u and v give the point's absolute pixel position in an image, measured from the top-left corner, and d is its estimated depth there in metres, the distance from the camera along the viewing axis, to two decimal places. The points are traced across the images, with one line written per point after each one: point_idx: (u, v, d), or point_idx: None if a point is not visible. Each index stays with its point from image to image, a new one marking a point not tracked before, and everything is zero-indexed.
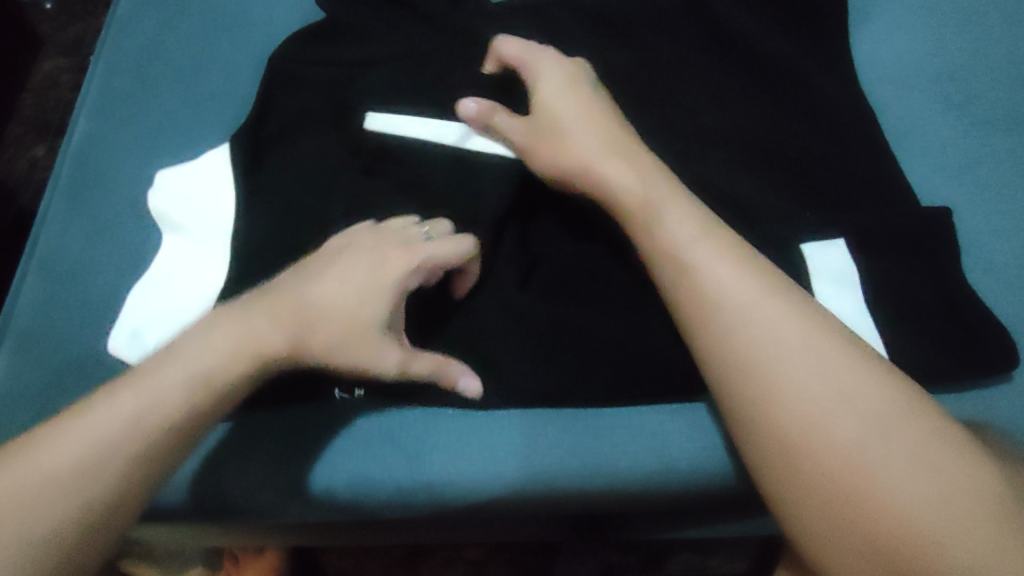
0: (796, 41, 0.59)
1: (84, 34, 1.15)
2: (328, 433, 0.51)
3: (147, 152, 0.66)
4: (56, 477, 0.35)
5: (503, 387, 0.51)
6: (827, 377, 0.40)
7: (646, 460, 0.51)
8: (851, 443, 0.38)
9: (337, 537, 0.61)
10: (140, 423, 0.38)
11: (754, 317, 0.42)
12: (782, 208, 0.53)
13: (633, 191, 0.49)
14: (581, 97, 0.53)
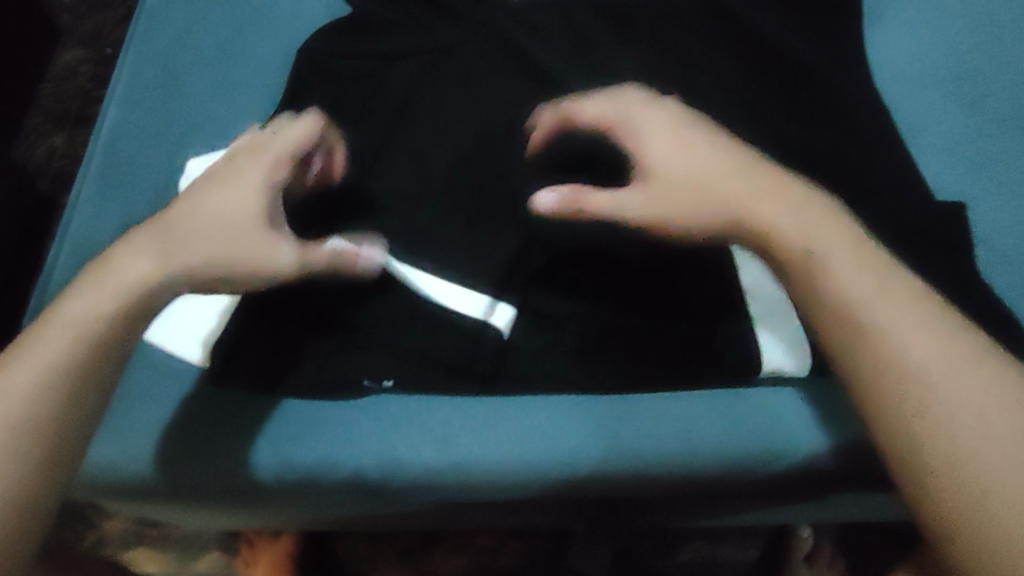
0: (811, 37, 0.60)
1: (103, 25, 1.25)
2: (356, 417, 0.52)
3: (173, 143, 0.69)
4: None
5: (528, 381, 0.51)
6: (932, 339, 0.40)
7: (668, 448, 0.50)
8: (948, 405, 0.39)
9: (370, 514, 0.64)
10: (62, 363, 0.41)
11: (851, 273, 0.42)
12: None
13: (793, 232, 0.44)
14: (657, 114, 0.48)
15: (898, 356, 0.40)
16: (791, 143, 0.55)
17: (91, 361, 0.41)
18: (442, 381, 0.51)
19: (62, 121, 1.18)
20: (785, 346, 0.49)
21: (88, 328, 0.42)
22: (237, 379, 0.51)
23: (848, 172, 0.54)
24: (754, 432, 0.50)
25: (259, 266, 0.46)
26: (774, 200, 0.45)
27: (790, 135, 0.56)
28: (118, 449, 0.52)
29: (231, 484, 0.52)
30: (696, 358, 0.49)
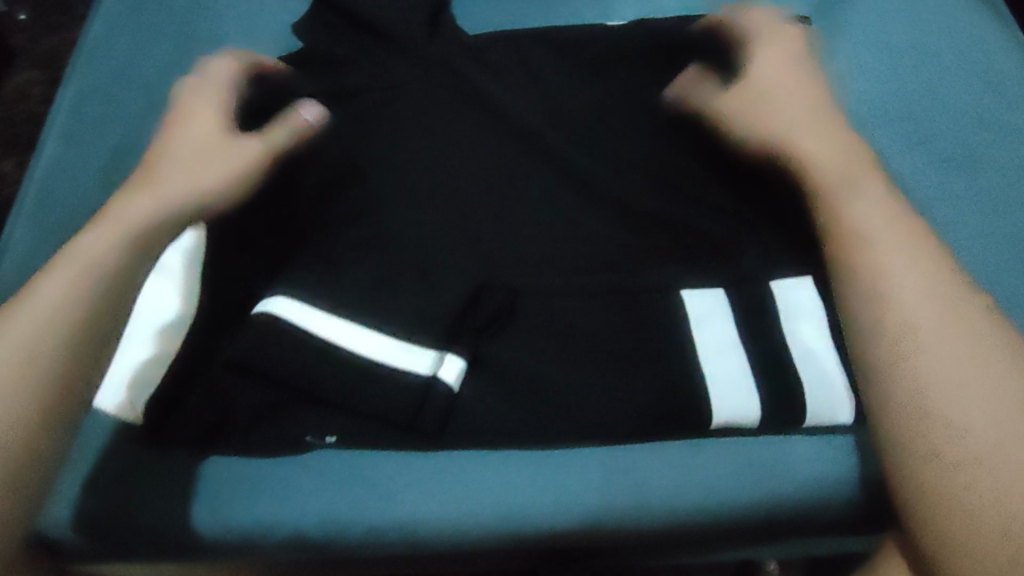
0: None
1: (58, 47, 1.21)
2: (298, 473, 0.50)
3: (112, 179, 0.66)
4: (25, 346, 0.39)
5: (477, 434, 0.49)
6: (927, 286, 0.38)
7: (616, 499, 0.49)
8: (929, 315, 0.37)
9: None
10: (75, 298, 0.41)
11: (869, 200, 0.42)
12: (748, 240, 0.52)
13: (818, 145, 0.46)
14: (787, 67, 0.51)
15: (893, 287, 0.38)
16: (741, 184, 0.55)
17: (106, 293, 0.42)
18: (388, 438, 0.49)
19: (10, 146, 1.14)
20: (735, 394, 0.48)
21: (119, 239, 0.45)
22: (174, 437, 0.49)
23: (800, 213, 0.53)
24: (710, 482, 0.49)
25: (230, 180, 0.51)
26: (812, 127, 0.47)
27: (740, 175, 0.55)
28: None
29: (165, 548, 0.49)
30: (654, 418, 0.48)
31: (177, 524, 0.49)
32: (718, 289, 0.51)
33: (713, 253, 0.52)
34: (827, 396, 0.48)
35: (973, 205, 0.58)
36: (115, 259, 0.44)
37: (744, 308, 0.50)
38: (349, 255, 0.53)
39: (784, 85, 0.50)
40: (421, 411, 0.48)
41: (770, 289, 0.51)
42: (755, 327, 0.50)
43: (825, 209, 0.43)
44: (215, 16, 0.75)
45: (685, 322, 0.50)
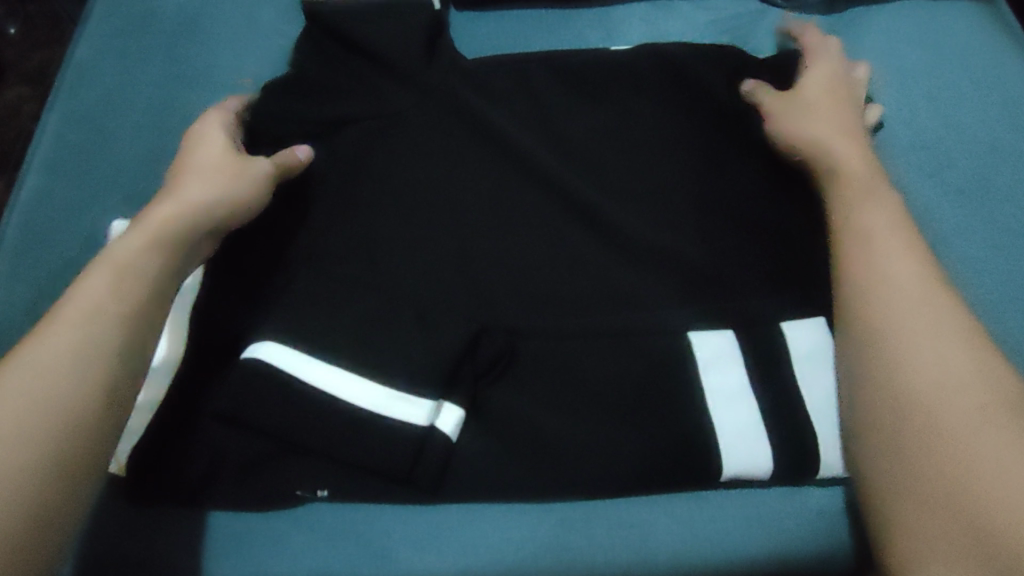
0: None
1: (50, 62, 1.19)
2: (287, 527, 0.48)
3: (95, 211, 0.63)
4: (74, 349, 0.38)
5: (475, 485, 0.47)
6: (917, 298, 0.39)
7: (623, 555, 0.46)
8: (909, 304, 0.39)
9: None
10: (119, 296, 0.41)
11: (878, 213, 0.44)
12: (758, 280, 0.50)
13: (851, 164, 0.49)
14: (838, 94, 0.54)
15: (887, 289, 0.40)
16: (749, 220, 0.53)
17: (154, 290, 0.43)
18: (384, 491, 0.47)
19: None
20: (747, 443, 0.46)
21: (151, 246, 0.44)
22: (160, 492, 0.47)
23: (812, 251, 0.51)
24: (721, 537, 0.47)
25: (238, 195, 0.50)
26: (846, 147, 0.50)
27: (749, 210, 0.53)
28: None
29: None
30: (664, 469, 0.46)
31: None
32: (726, 329, 0.49)
33: (721, 292, 0.50)
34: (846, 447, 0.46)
35: (988, 240, 0.56)
36: (152, 263, 0.44)
37: (754, 351, 0.48)
38: (339, 295, 0.49)
39: (815, 111, 0.53)
40: (418, 465, 0.46)
41: (779, 330, 0.49)
42: (766, 371, 0.48)
43: (837, 208, 0.46)
44: (207, 39, 0.72)
45: (694, 366, 0.47)
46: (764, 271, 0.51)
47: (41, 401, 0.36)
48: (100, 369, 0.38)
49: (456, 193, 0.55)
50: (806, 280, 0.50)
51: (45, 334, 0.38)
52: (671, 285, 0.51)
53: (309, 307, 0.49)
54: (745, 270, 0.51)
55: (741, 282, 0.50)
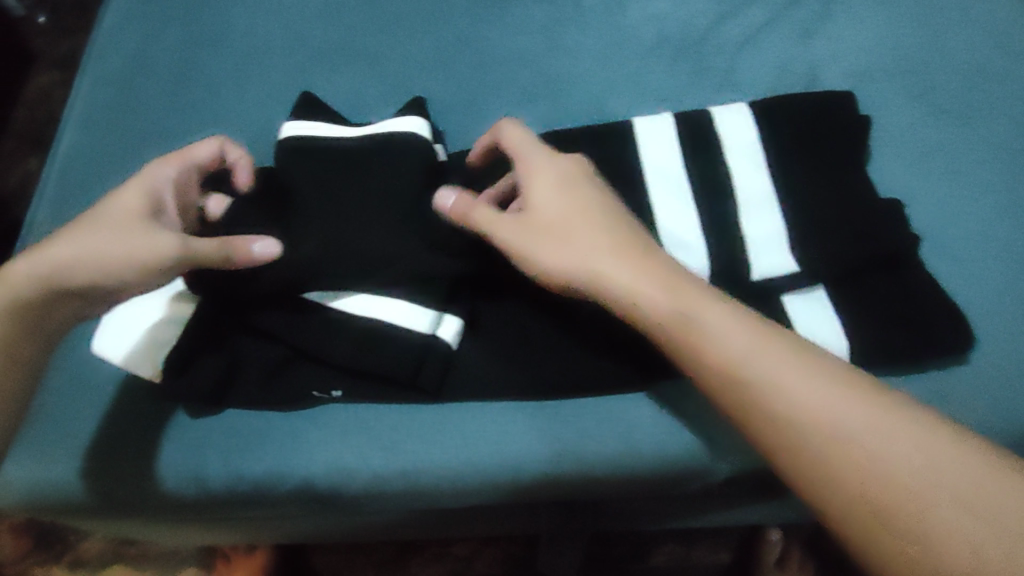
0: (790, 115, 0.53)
1: (75, 47, 1.23)
2: (307, 426, 0.52)
3: (125, 156, 0.66)
4: (145, 254, 0.47)
5: (474, 386, 0.51)
6: (862, 416, 0.39)
7: (611, 450, 0.50)
8: (756, 350, 0.42)
9: (340, 519, 0.65)
10: (129, 262, 0.46)
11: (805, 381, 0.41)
12: (749, 186, 0.51)
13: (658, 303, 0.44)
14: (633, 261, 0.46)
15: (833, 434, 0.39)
16: (738, 130, 0.52)
17: (132, 197, 0.49)
18: (392, 392, 0.52)
19: (33, 142, 1.17)
20: None
21: (122, 195, 0.49)
22: (185, 393, 0.51)
23: (805, 166, 0.51)
24: (702, 430, 0.51)
25: None
26: (701, 309, 0.43)
27: (751, 123, 0.52)
28: (55, 465, 0.53)
29: (186, 494, 0.53)
30: (646, 368, 0.51)
31: (195, 475, 0.52)
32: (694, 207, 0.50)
33: (709, 189, 0.51)
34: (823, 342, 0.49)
35: (974, 154, 0.57)
36: (127, 203, 0.49)
37: (736, 245, 0.49)
38: (337, 214, 0.51)
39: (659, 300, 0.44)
40: (424, 373, 0.50)
41: (753, 222, 0.50)
42: (744, 262, 0.49)
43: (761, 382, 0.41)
44: None
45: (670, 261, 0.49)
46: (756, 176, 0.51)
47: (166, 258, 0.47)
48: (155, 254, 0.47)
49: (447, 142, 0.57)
50: (798, 191, 0.50)
51: (126, 274, 0.47)
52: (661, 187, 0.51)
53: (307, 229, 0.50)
54: (737, 178, 0.51)
55: (733, 185, 0.51)
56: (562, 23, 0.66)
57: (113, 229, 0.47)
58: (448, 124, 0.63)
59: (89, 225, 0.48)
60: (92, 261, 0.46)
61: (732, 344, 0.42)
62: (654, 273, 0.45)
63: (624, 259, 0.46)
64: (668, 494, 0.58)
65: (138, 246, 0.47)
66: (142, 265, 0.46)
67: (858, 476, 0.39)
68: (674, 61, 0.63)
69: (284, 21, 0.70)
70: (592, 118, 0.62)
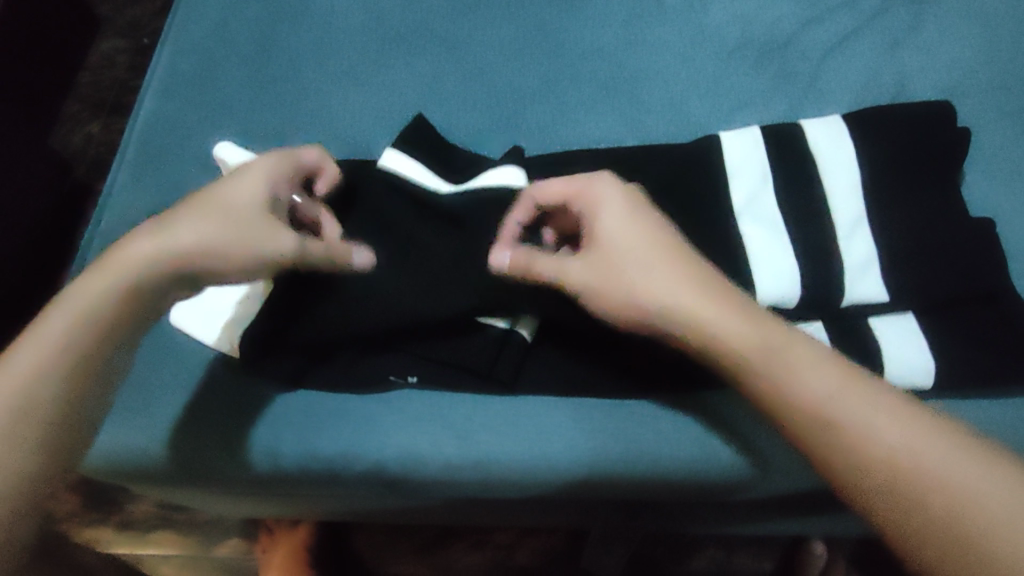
0: (881, 135, 0.51)
1: (140, 17, 1.25)
2: (379, 409, 0.53)
3: (203, 131, 0.67)
4: (275, 245, 0.45)
5: (548, 381, 0.52)
6: (867, 402, 0.39)
7: (681, 452, 0.51)
8: (740, 315, 0.42)
9: (395, 501, 0.66)
10: (257, 252, 0.45)
11: (811, 364, 0.40)
12: (841, 197, 0.49)
13: (653, 267, 0.44)
14: (629, 237, 0.45)
15: (842, 418, 0.39)
16: (831, 139, 0.51)
17: (254, 187, 0.47)
18: (465, 382, 0.52)
19: (95, 109, 1.19)
20: None
21: (239, 185, 0.47)
22: (268, 369, 0.52)
23: (900, 180, 0.49)
24: (771, 441, 0.51)
25: None
26: (704, 297, 0.43)
27: (845, 134, 0.51)
28: (129, 429, 0.54)
29: (256, 465, 0.54)
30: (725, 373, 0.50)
31: (267, 449, 0.53)
32: (786, 230, 0.49)
33: (800, 201, 0.49)
34: (912, 362, 0.47)
35: None
36: (246, 192, 0.47)
37: (828, 257, 0.48)
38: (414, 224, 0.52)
39: (654, 272, 0.44)
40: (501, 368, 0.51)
41: (846, 234, 0.48)
42: (838, 287, 0.47)
43: (766, 352, 0.41)
44: None
45: (760, 285, 0.47)
46: (852, 198, 0.49)
47: (297, 245, 0.46)
48: (291, 240, 0.46)
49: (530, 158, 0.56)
50: (891, 208, 0.49)
51: (248, 263, 0.45)
52: (749, 208, 0.50)
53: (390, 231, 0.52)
54: (831, 200, 0.49)
55: (826, 197, 0.49)
56: (644, 19, 0.65)
57: (241, 217, 0.46)
58: (524, 117, 0.63)
59: (209, 214, 0.45)
60: (210, 249, 0.45)
61: (718, 311, 0.42)
62: (654, 255, 0.44)
63: (690, 292, 0.43)
64: (728, 501, 0.58)
65: (258, 243, 0.45)
66: (266, 256, 0.45)
67: (873, 463, 0.38)
68: (758, 63, 0.62)
69: (362, 6, 0.70)
70: (671, 117, 0.61)
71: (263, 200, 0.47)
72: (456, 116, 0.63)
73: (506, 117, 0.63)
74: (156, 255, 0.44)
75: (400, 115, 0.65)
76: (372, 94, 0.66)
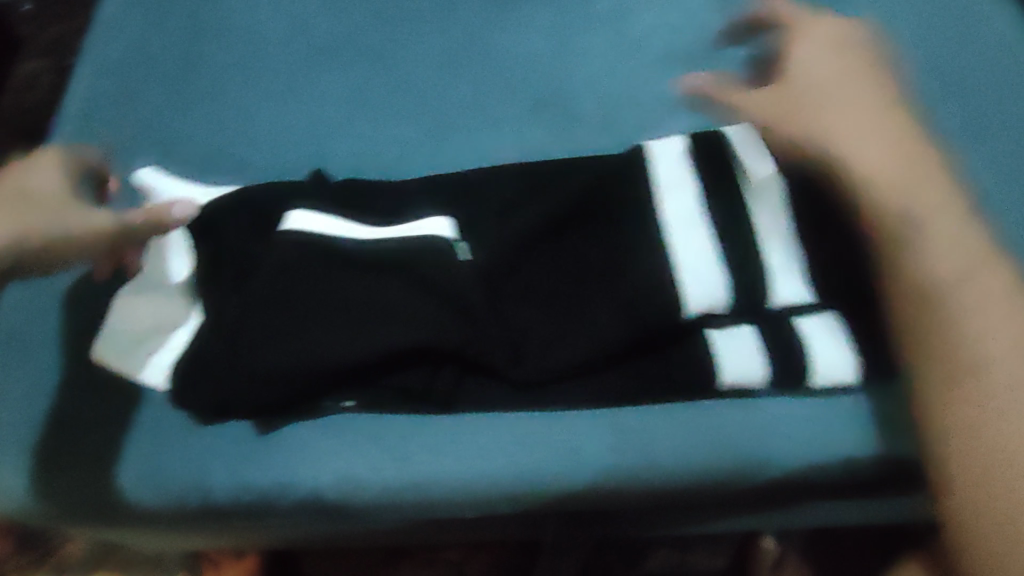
0: (803, 142, 0.52)
1: (62, 33, 1.19)
2: (315, 437, 0.51)
3: (122, 150, 0.63)
4: (92, 223, 0.50)
5: (484, 398, 0.50)
6: (961, 268, 0.45)
7: (626, 461, 0.49)
8: (921, 178, 0.48)
9: (344, 528, 0.64)
10: (97, 230, 0.50)
11: (946, 230, 0.46)
12: (763, 205, 0.51)
13: (815, 120, 0.51)
14: (821, 69, 0.53)
15: (929, 270, 0.45)
16: (755, 147, 0.52)
17: (68, 185, 0.53)
18: (402, 405, 0.51)
19: (13, 131, 1.12)
20: (742, 358, 0.49)
21: (47, 177, 0.52)
22: (193, 403, 0.50)
23: (822, 186, 0.51)
24: (721, 446, 0.49)
25: None
26: (868, 141, 0.49)
27: (765, 140, 0.52)
28: (44, 473, 0.51)
29: (186, 503, 0.51)
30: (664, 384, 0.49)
31: (197, 486, 0.51)
32: (713, 240, 0.50)
33: (724, 210, 0.51)
34: (836, 362, 0.49)
35: None
36: (49, 182, 0.52)
37: (752, 266, 0.49)
38: (332, 258, 0.50)
39: (840, 130, 0.49)
40: (439, 387, 0.50)
41: (769, 241, 0.50)
42: (762, 292, 0.49)
43: (902, 195, 0.47)
44: None
45: (690, 295, 0.49)
46: (776, 205, 0.51)
47: (102, 222, 0.50)
48: (102, 220, 0.50)
49: (464, 174, 0.55)
50: (812, 215, 0.51)
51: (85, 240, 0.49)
52: (678, 219, 0.51)
53: (300, 263, 0.49)
54: (755, 207, 0.51)
55: (748, 205, 0.51)
56: (575, 30, 0.65)
57: (54, 201, 0.50)
58: (459, 130, 0.62)
59: (26, 202, 0.50)
60: (66, 224, 0.49)
61: (888, 172, 0.48)
62: (845, 109, 0.50)
63: (873, 167, 0.48)
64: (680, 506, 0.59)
65: (83, 219, 0.49)
66: (94, 232, 0.49)
67: (937, 323, 0.45)
68: (687, 72, 0.63)
69: (291, 17, 0.68)
70: (605, 127, 0.61)
71: (59, 186, 0.52)
72: (390, 130, 0.62)
73: (440, 131, 0.62)
74: (5, 232, 0.47)
75: (331, 129, 0.63)
76: (302, 108, 0.64)
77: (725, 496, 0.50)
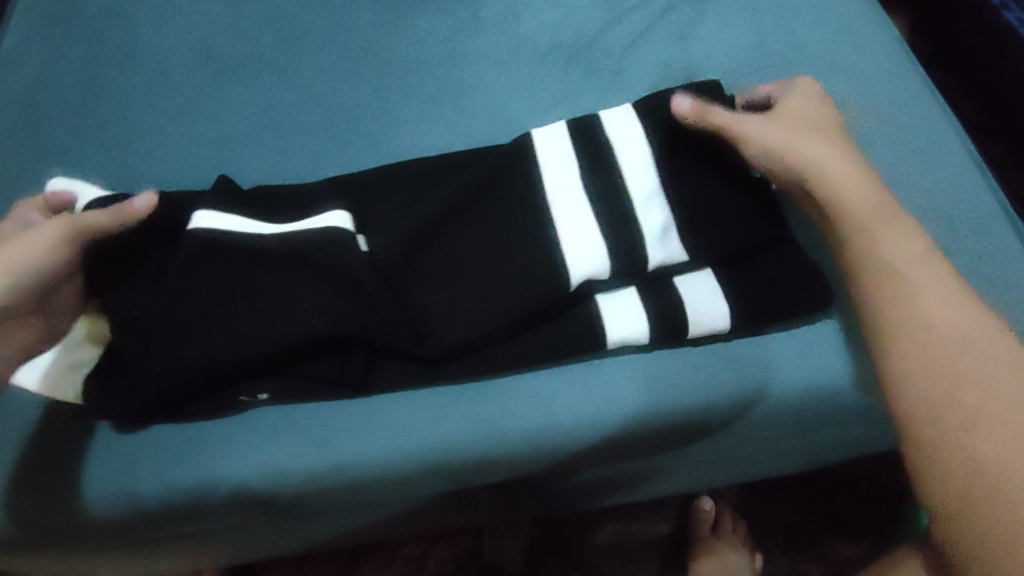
0: (667, 116, 0.57)
1: None
2: (236, 431, 0.53)
3: (31, 177, 0.64)
4: (53, 233, 0.50)
5: (394, 378, 0.54)
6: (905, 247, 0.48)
7: (530, 422, 0.53)
8: (859, 179, 0.51)
9: (281, 527, 0.66)
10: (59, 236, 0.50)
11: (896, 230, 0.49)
12: (635, 174, 0.55)
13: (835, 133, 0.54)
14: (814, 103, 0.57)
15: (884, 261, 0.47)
16: (623, 124, 0.57)
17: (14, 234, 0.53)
18: (316, 392, 0.53)
19: None
20: (625, 317, 0.54)
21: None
22: (111, 411, 0.51)
23: (683, 156, 0.56)
24: (613, 401, 0.54)
25: None
26: (819, 149, 0.52)
27: (633, 117, 0.57)
28: None
29: (117, 509, 0.53)
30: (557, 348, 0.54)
31: (124, 491, 0.52)
32: (592, 211, 0.54)
33: (601, 183, 0.55)
34: (709, 311, 0.54)
35: None
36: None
37: (628, 231, 0.54)
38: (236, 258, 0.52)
39: (846, 145, 0.53)
40: (349, 371, 0.53)
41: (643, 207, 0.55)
42: (639, 254, 0.54)
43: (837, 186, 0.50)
44: None
45: (572, 262, 0.53)
46: (646, 174, 0.55)
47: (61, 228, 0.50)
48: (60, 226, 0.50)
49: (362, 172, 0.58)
50: (678, 181, 0.56)
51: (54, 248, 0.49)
52: (560, 196, 0.55)
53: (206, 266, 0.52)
54: (627, 178, 0.55)
55: (622, 175, 0.55)
56: (464, 32, 0.70)
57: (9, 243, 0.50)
58: (358, 132, 0.65)
59: None
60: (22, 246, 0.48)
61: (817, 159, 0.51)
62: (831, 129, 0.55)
63: (785, 142, 0.52)
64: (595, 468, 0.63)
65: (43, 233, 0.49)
66: (61, 236, 0.50)
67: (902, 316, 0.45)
68: (569, 64, 0.68)
69: (189, 38, 0.70)
70: (497, 120, 0.66)
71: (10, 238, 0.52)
72: (293, 138, 0.65)
73: (340, 134, 0.65)
74: None
75: (236, 141, 0.65)
76: (207, 124, 0.66)
77: (622, 447, 0.56)
